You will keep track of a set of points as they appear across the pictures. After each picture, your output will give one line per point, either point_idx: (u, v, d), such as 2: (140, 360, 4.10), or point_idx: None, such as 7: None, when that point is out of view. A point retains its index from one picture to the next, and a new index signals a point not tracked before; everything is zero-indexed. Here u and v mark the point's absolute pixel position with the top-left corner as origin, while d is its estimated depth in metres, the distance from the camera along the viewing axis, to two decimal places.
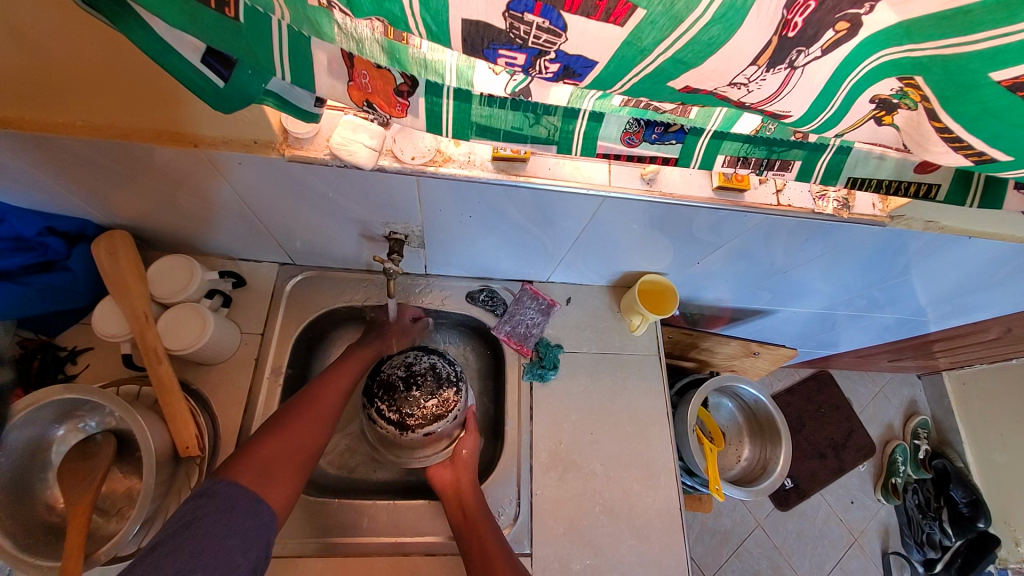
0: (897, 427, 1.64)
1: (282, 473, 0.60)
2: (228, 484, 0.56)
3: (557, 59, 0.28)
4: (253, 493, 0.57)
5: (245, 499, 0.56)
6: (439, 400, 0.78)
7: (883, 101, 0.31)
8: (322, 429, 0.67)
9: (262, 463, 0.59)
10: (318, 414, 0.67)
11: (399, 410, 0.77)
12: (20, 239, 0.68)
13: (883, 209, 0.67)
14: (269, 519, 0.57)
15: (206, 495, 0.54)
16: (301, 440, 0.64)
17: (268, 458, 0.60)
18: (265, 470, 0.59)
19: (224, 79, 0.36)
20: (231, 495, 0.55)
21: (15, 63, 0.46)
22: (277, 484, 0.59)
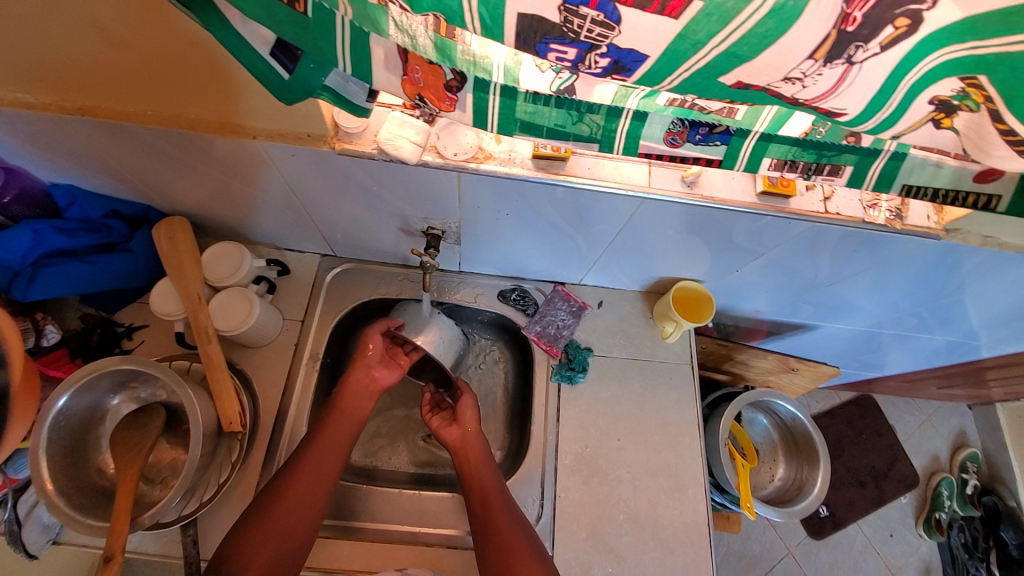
0: (944, 458, 1.55)
1: (266, 550, 0.61)
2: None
3: (607, 53, 0.29)
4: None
5: None
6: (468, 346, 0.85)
7: (943, 102, 0.30)
8: (317, 494, 0.66)
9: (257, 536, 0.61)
10: (308, 481, 0.66)
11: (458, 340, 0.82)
12: (89, 221, 0.74)
13: (938, 222, 0.64)
14: None
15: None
16: (293, 511, 0.64)
17: (261, 532, 0.61)
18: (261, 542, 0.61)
19: (289, 72, 0.38)
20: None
21: (101, 59, 0.51)
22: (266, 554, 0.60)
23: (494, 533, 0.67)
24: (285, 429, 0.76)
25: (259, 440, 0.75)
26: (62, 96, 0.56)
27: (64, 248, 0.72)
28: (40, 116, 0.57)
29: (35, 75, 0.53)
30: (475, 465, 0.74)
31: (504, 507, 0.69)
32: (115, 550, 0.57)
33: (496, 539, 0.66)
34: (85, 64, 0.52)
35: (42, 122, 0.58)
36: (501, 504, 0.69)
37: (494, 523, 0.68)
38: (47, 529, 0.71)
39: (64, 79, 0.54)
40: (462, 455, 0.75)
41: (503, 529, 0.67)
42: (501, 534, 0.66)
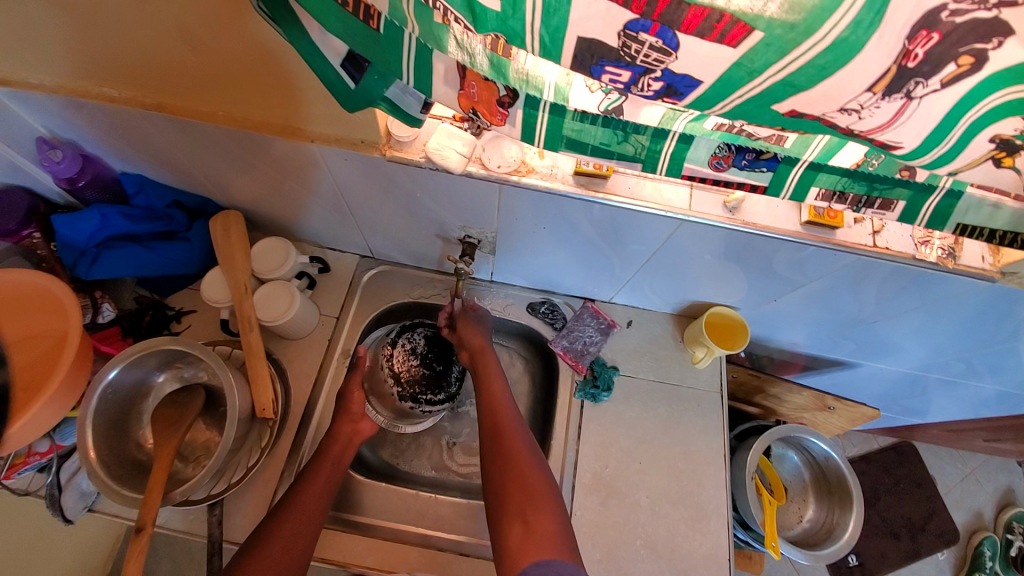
0: (990, 518, 1.44)
1: None
2: None
3: (662, 77, 0.29)
4: None
5: None
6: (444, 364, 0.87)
7: (1004, 141, 0.29)
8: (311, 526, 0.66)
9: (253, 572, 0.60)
10: (301, 519, 0.66)
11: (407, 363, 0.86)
12: (151, 209, 0.79)
13: (993, 264, 0.61)
14: None
15: None
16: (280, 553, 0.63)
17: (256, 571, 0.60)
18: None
19: (355, 81, 0.41)
20: None
21: (182, 61, 0.55)
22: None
23: (512, 475, 0.68)
24: (313, 421, 0.79)
25: (290, 427, 0.78)
26: (143, 92, 0.61)
27: (126, 233, 0.77)
28: (121, 109, 0.62)
29: (123, 73, 0.58)
30: (499, 410, 0.74)
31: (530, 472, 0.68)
32: (147, 522, 0.60)
33: (515, 481, 0.67)
34: (167, 66, 0.56)
35: (124, 116, 0.63)
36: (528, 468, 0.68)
37: (514, 471, 0.68)
38: (84, 496, 0.75)
39: (146, 77, 0.59)
40: (488, 398, 0.76)
41: (522, 473, 0.68)
42: (517, 480, 0.67)
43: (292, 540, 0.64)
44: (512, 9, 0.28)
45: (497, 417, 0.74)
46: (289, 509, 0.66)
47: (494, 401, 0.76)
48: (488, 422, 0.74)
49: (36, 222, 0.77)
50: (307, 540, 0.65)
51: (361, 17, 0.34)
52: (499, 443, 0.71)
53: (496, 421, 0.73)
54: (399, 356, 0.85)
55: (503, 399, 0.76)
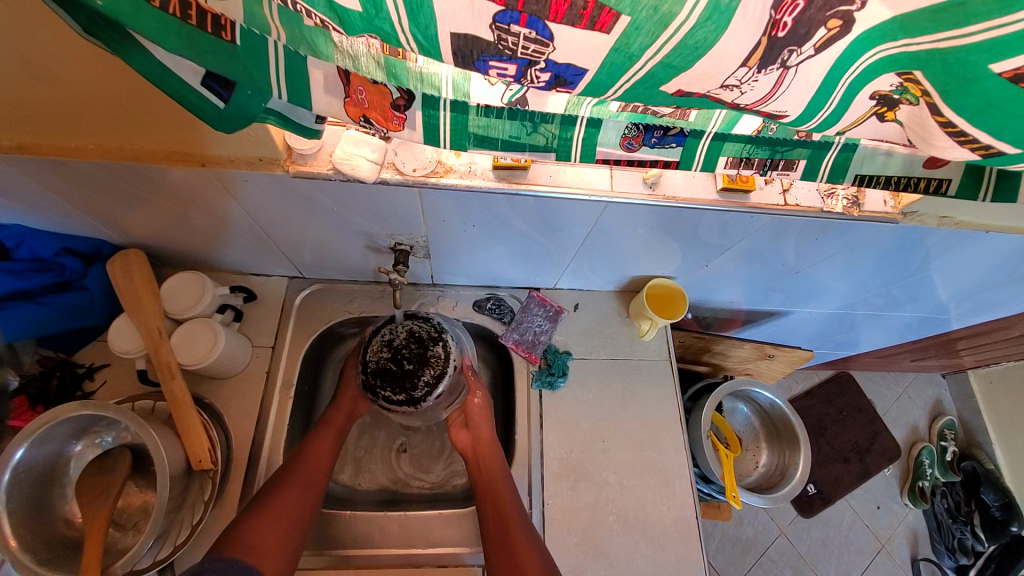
0: (923, 428, 1.60)
1: (277, 532, 0.62)
2: (219, 559, 0.57)
3: (546, 68, 0.28)
4: (244, 565, 0.57)
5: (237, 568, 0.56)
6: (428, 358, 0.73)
7: (883, 96, 0.30)
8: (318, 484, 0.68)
9: (252, 536, 0.60)
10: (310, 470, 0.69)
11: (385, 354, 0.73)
12: (39, 260, 0.70)
13: (894, 206, 0.66)
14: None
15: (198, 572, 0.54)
16: (278, 519, 0.63)
17: (254, 536, 0.60)
18: (258, 551, 0.59)
19: (224, 100, 0.37)
20: (223, 567, 0.55)
21: (32, 93, 0.48)
22: (268, 552, 0.60)
23: (515, 569, 0.63)
24: (260, 462, 0.74)
25: (235, 472, 0.73)
26: None
27: (15, 291, 0.68)
28: None
29: None
30: (507, 506, 0.69)
31: (533, 557, 0.64)
32: None
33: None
34: (16, 101, 0.49)
35: None
36: (531, 553, 0.64)
37: (521, 568, 0.63)
38: None
39: None
40: (494, 493, 0.71)
41: (525, 563, 0.63)
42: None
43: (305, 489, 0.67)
44: (374, 8, 0.26)
45: (502, 513, 0.69)
46: (289, 477, 0.67)
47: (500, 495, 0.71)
48: (493, 518, 0.69)
49: None
50: (305, 513, 0.65)
51: (210, 29, 0.30)
52: (506, 545, 0.65)
53: (502, 520, 0.68)
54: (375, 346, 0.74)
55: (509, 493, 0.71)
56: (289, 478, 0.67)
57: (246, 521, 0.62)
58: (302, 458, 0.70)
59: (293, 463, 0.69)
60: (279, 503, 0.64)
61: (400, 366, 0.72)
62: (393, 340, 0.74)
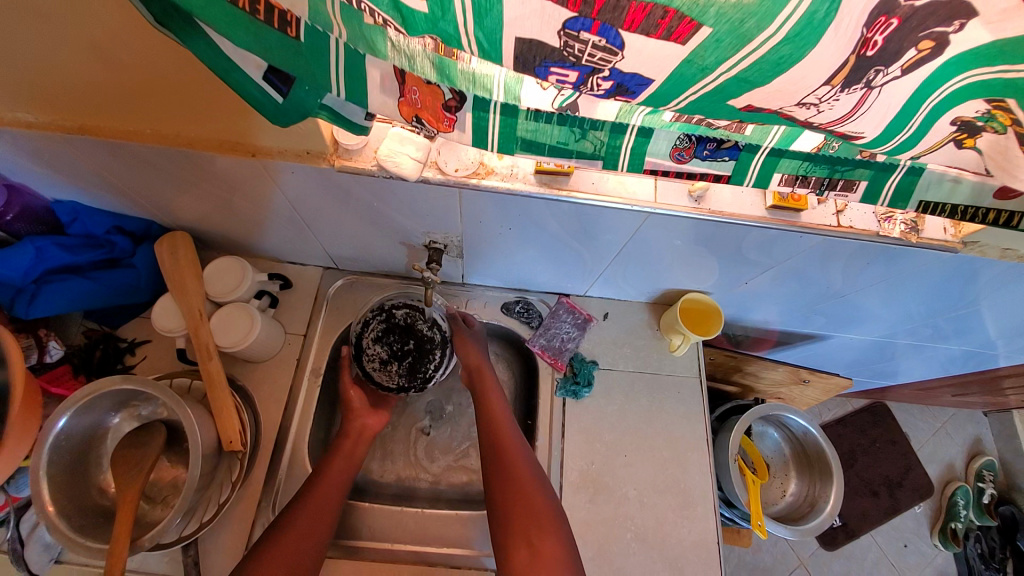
0: (960, 467, 1.51)
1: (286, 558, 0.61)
2: None
3: (610, 77, 0.27)
4: None
5: None
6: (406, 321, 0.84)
7: (965, 123, 0.28)
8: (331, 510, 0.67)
9: (261, 571, 0.59)
10: (321, 497, 0.67)
11: (382, 359, 0.83)
12: (91, 236, 0.74)
13: (955, 235, 0.62)
14: None
15: None
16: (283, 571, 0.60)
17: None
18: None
19: (282, 94, 0.37)
20: None
21: (98, 79, 0.50)
22: None
23: (514, 496, 0.67)
24: (286, 447, 0.75)
25: (261, 457, 0.74)
26: (60, 115, 0.55)
27: (66, 265, 0.71)
28: (40, 134, 0.56)
29: (34, 96, 0.53)
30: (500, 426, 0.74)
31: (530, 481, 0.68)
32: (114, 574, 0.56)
33: (517, 503, 0.66)
34: (84, 86, 0.51)
35: (43, 142, 0.58)
36: (527, 477, 0.69)
37: (518, 492, 0.67)
38: (49, 548, 0.71)
39: (59, 98, 0.53)
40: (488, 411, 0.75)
41: (522, 490, 0.67)
42: (521, 496, 0.67)
43: (317, 515, 0.66)
44: (441, 10, 0.26)
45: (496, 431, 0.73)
46: (302, 504, 0.66)
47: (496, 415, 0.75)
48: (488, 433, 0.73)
49: None
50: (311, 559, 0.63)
51: (277, 25, 0.30)
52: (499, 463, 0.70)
53: (495, 439, 0.72)
54: (372, 366, 0.83)
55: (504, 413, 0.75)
56: (291, 525, 0.63)
57: (257, 556, 0.61)
58: (304, 500, 0.66)
59: (300, 502, 0.66)
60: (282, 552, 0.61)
61: (407, 344, 0.83)
62: (378, 353, 0.83)
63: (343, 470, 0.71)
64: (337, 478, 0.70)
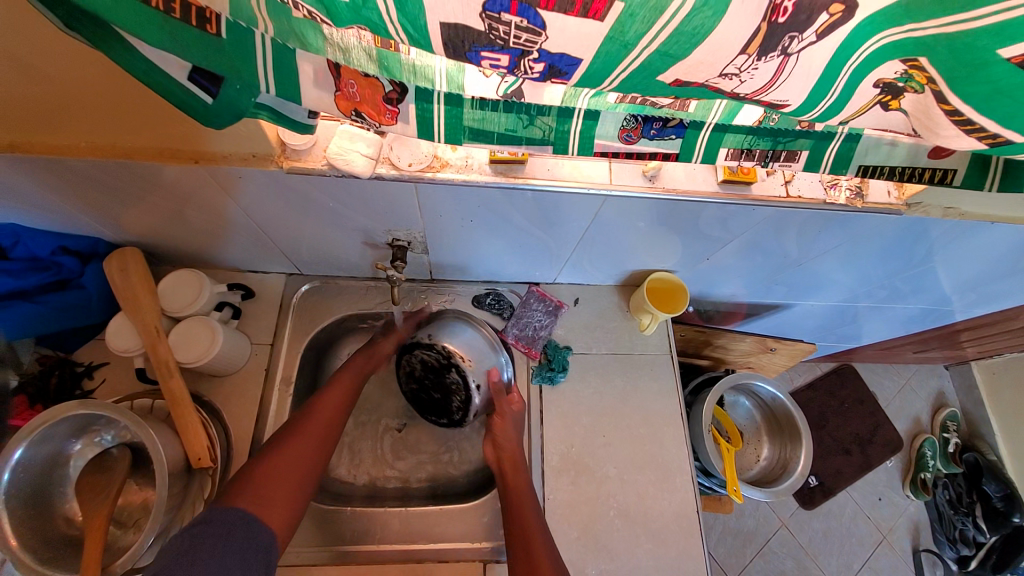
0: (925, 420, 1.59)
1: (284, 486, 0.57)
2: (228, 508, 0.53)
3: (540, 58, 0.28)
4: (251, 516, 0.53)
5: (245, 522, 0.52)
6: (450, 380, 0.77)
7: (887, 85, 0.30)
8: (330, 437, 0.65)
9: (256, 489, 0.56)
10: (320, 421, 0.65)
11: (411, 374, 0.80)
12: (36, 259, 0.70)
13: (898, 198, 0.65)
14: (267, 543, 0.53)
15: (202, 521, 0.51)
16: (283, 479, 0.58)
17: (258, 487, 0.56)
18: (262, 504, 0.55)
19: (212, 95, 0.35)
20: (231, 523, 0.52)
21: (20, 93, 0.47)
22: (276, 505, 0.56)
23: None
24: None
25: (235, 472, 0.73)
26: None
27: (13, 290, 0.68)
28: None
29: None
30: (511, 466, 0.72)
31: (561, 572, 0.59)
32: None
33: None
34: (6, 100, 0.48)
35: None
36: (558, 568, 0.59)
37: None
38: None
39: None
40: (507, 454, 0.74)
41: None
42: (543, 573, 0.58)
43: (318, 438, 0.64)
44: None
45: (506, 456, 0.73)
46: (301, 428, 0.63)
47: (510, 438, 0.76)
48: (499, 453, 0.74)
49: None
50: (310, 474, 0.60)
51: (195, 22, 0.29)
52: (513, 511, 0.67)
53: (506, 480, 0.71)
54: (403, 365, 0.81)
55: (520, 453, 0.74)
56: (292, 439, 0.62)
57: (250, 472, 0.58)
58: (303, 421, 0.64)
59: (299, 419, 0.65)
60: (281, 466, 0.59)
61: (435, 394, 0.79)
62: (414, 367, 0.80)
63: (342, 397, 0.69)
64: (339, 399, 0.69)
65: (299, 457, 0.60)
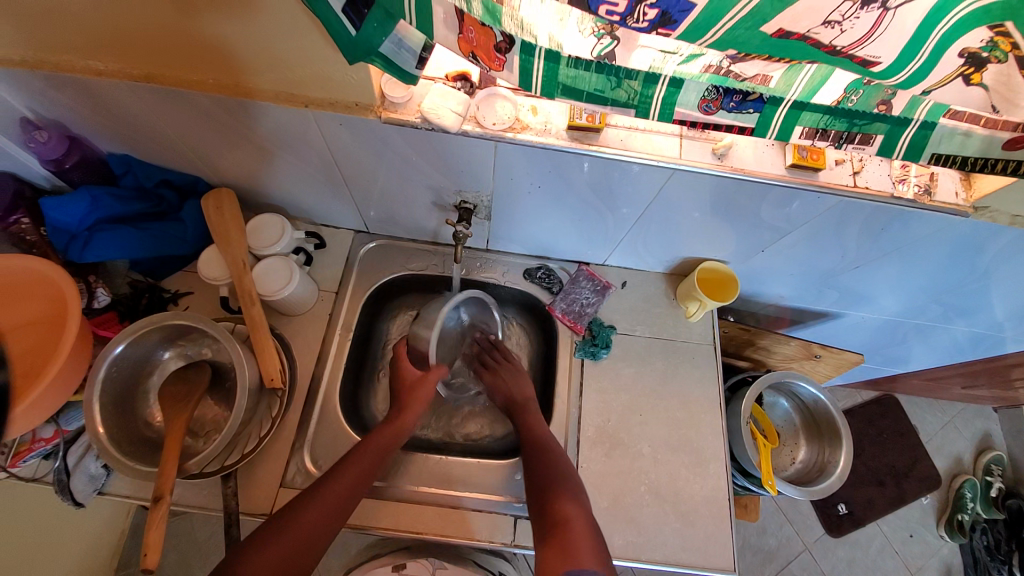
0: (968, 461, 1.52)
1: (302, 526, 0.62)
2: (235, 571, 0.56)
3: (657, 2, 0.32)
4: None
5: None
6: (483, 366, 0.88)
7: (972, 56, 0.32)
8: (356, 488, 0.67)
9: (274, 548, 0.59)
10: (355, 470, 0.68)
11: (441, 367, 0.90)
12: (142, 189, 0.79)
13: (966, 199, 0.64)
14: None
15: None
16: (327, 514, 0.63)
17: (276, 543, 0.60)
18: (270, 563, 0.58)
19: (356, 28, 0.44)
20: None
21: (167, 28, 0.54)
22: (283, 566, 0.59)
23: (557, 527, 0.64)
24: (319, 392, 0.81)
25: (297, 401, 0.79)
26: (129, 62, 0.60)
27: (116, 215, 0.77)
28: (107, 82, 0.61)
29: (106, 43, 0.57)
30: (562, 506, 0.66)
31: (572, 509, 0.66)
32: (164, 491, 0.60)
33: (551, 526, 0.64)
34: (152, 35, 0.56)
35: (110, 89, 0.62)
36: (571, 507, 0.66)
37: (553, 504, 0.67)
38: (94, 479, 0.74)
39: (131, 47, 0.58)
40: (550, 467, 0.71)
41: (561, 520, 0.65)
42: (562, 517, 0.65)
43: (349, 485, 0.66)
44: None
45: (553, 494, 0.67)
46: (331, 480, 0.66)
47: (555, 484, 0.69)
48: (539, 489, 0.69)
49: (24, 206, 0.75)
50: (338, 520, 0.64)
51: None
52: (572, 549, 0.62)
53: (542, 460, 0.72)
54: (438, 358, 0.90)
55: (569, 479, 0.69)
56: (337, 476, 0.66)
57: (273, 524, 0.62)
58: (354, 454, 0.70)
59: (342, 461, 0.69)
60: (319, 503, 0.64)
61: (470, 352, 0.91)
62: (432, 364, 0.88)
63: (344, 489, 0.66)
64: (341, 495, 0.65)
65: (336, 499, 0.64)
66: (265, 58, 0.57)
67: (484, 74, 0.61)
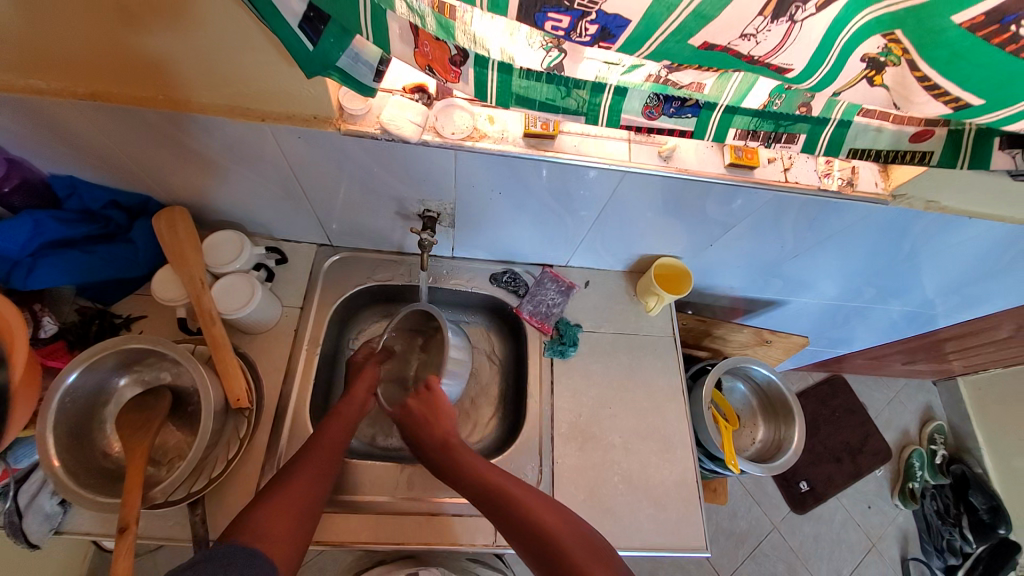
0: (912, 432, 1.65)
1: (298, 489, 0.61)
2: (231, 543, 0.52)
3: (596, 19, 0.35)
4: (255, 551, 0.53)
5: (241, 552, 0.51)
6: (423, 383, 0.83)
7: (872, 60, 0.37)
8: (336, 453, 0.68)
9: (264, 523, 0.56)
10: (332, 439, 0.69)
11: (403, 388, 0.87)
12: (87, 212, 0.76)
13: (885, 188, 0.71)
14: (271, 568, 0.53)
15: (206, 555, 0.50)
16: (315, 478, 0.63)
17: (267, 511, 0.57)
18: (266, 537, 0.55)
19: (313, 43, 0.46)
20: (231, 553, 0.51)
21: (114, 46, 0.53)
22: (279, 537, 0.56)
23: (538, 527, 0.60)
24: (289, 408, 0.79)
25: (265, 419, 0.77)
26: (72, 81, 0.58)
27: (61, 239, 0.73)
28: (50, 100, 0.59)
29: (46, 60, 0.56)
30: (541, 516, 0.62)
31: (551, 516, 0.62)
32: (130, 520, 0.57)
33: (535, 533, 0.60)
34: (98, 54, 0.55)
35: (52, 108, 0.60)
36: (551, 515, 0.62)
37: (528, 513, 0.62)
38: (50, 518, 0.70)
39: (74, 65, 0.56)
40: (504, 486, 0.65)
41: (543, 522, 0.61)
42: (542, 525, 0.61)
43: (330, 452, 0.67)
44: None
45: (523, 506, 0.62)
46: (309, 453, 0.66)
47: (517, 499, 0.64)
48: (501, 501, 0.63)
49: None
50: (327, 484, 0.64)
51: None
52: None
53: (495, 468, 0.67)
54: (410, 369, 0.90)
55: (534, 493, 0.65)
56: (315, 446, 0.67)
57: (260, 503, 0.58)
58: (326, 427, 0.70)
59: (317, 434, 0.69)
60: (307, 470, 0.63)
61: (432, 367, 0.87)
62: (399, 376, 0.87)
63: (310, 481, 0.62)
64: (324, 457, 0.66)
65: (321, 463, 0.65)
66: (220, 74, 0.57)
67: (440, 86, 0.64)
